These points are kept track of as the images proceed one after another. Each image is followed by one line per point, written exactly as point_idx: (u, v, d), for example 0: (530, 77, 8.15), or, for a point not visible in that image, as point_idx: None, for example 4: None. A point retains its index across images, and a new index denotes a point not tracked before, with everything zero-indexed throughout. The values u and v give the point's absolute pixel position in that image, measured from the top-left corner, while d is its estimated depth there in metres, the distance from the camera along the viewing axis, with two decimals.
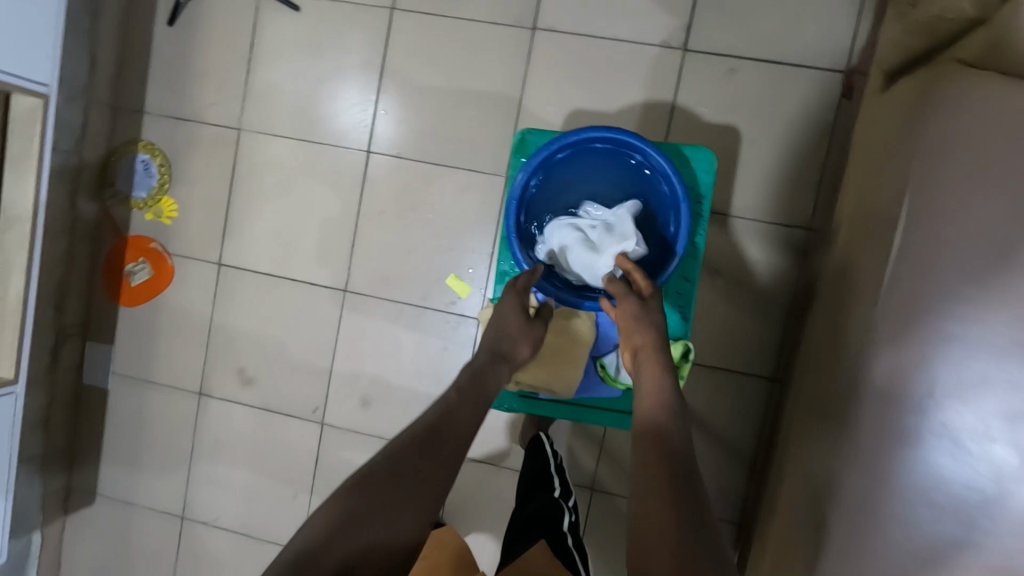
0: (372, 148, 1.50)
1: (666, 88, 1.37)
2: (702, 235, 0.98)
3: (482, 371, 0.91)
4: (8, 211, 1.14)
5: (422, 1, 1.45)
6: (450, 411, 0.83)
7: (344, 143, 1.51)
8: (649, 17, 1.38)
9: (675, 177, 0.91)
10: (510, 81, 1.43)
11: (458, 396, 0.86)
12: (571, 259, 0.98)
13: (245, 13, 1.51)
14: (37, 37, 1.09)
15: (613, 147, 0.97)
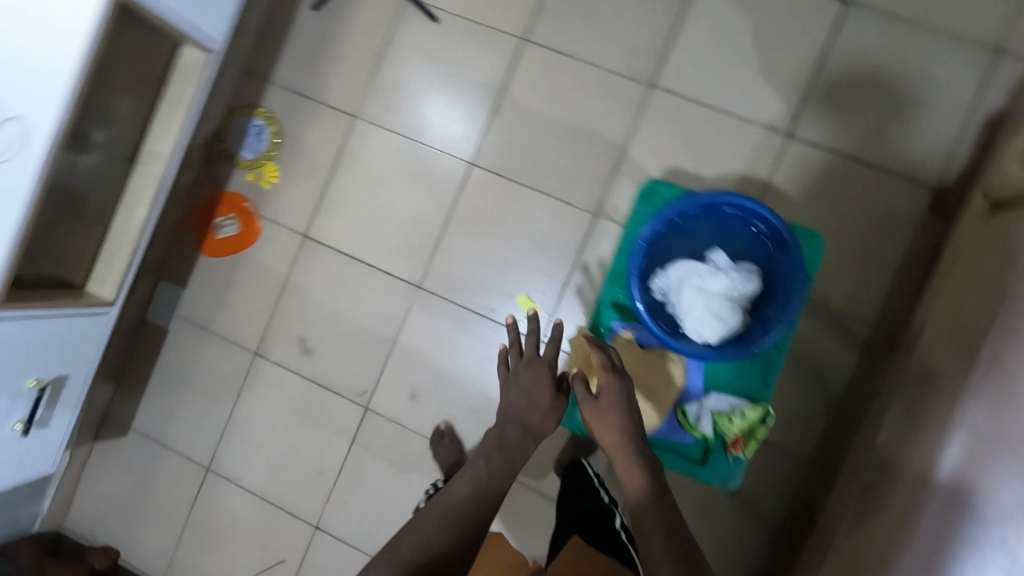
0: (474, 161, 1.58)
1: (763, 168, 1.46)
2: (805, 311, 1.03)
3: (509, 445, 1.12)
4: (149, 147, 1.22)
5: (553, 39, 1.55)
6: (475, 492, 1.02)
7: (449, 150, 1.59)
8: (762, 99, 1.47)
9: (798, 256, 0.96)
10: (620, 129, 1.52)
11: (485, 472, 1.06)
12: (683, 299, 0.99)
13: (387, 14, 1.62)
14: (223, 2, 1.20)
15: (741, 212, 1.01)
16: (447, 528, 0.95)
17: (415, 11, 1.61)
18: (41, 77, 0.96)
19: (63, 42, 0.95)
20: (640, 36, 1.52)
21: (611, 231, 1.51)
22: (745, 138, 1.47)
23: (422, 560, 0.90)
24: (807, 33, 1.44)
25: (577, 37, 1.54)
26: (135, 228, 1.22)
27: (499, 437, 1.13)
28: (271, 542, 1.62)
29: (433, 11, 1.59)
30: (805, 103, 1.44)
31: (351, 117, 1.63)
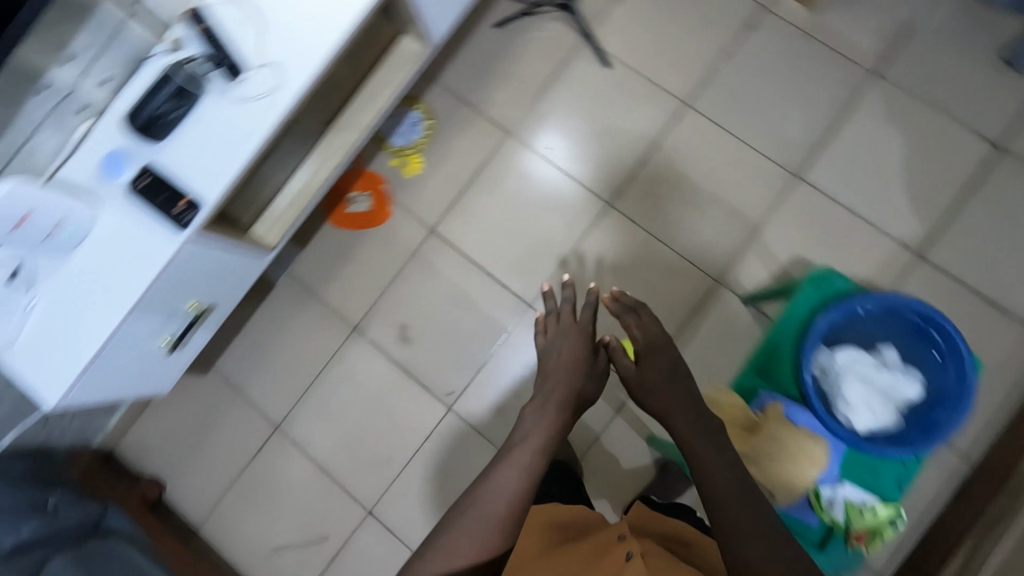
0: (553, 167, 1.68)
1: (888, 279, 1.52)
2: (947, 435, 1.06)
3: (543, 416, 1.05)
4: (347, 115, 1.28)
5: (714, 111, 1.64)
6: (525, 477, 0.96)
7: (536, 153, 1.69)
8: (899, 215, 1.54)
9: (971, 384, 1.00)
10: (758, 208, 1.59)
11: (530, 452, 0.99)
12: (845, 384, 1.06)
13: (563, 49, 1.71)
14: (453, 6, 1.29)
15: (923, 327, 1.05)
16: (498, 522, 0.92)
17: (590, 54, 1.70)
18: (306, 35, 1.00)
19: (336, 9, 1.00)
20: (797, 129, 1.61)
21: (728, 299, 1.56)
22: (877, 246, 1.53)
23: (481, 555, 0.90)
24: (949, 167, 1.55)
25: (737, 116, 1.63)
26: (313, 186, 1.27)
27: (536, 405, 1.07)
28: (321, 515, 1.62)
29: (607, 57, 1.69)
30: (939, 230, 1.52)
31: (504, 132, 1.71)
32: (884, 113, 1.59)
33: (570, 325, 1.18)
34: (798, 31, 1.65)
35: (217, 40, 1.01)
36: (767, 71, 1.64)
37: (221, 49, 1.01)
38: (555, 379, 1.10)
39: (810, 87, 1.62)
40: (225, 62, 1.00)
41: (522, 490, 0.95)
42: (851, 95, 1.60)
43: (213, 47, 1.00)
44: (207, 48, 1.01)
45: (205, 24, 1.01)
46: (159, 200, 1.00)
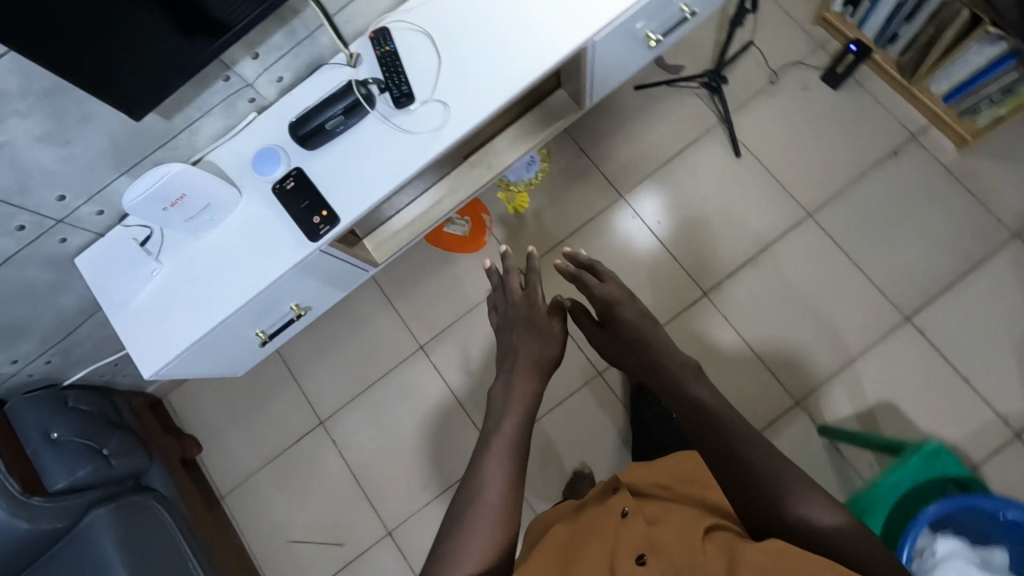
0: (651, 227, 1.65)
1: (979, 449, 1.43)
2: None
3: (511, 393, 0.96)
4: (485, 155, 1.28)
5: (836, 229, 1.58)
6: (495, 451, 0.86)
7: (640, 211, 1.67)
8: (1007, 388, 1.46)
9: None
10: (859, 339, 1.52)
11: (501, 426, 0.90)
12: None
13: (698, 126, 1.68)
14: (617, 75, 1.27)
15: None
16: (488, 530, 0.79)
17: (724, 140, 1.66)
18: (484, 82, 1.01)
19: (520, 64, 1.01)
20: (919, 271, 1.54)
21: (804, 422, 1.50)
22: (975, 413, 1.45)
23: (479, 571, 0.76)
24: None
25: (860, 240, 1.57)
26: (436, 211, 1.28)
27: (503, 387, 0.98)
28: (342, 521, 1.62)
29: (740, 147, 1.65)
30: None
31: (617, 193, 1.68)
32: (1016, 278, 1.51)
33: (522, 298, 1.12)
34: (945, 171, 1.58)
35: (394, 66, 1.02)
36: (901, 202, 1.58)
37: (396, 75, 1.01)
38: (526, 366, 1.02)
39: (943, 231, 1.55)
40: (398, 89, 1.00)
41: (510, 474, 0.84)
42: (985, 251, 1.53)
43: (389, 72, 1.01)
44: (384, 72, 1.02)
45: (387, 47, 1.02)
46: (301, 207, 1.00)
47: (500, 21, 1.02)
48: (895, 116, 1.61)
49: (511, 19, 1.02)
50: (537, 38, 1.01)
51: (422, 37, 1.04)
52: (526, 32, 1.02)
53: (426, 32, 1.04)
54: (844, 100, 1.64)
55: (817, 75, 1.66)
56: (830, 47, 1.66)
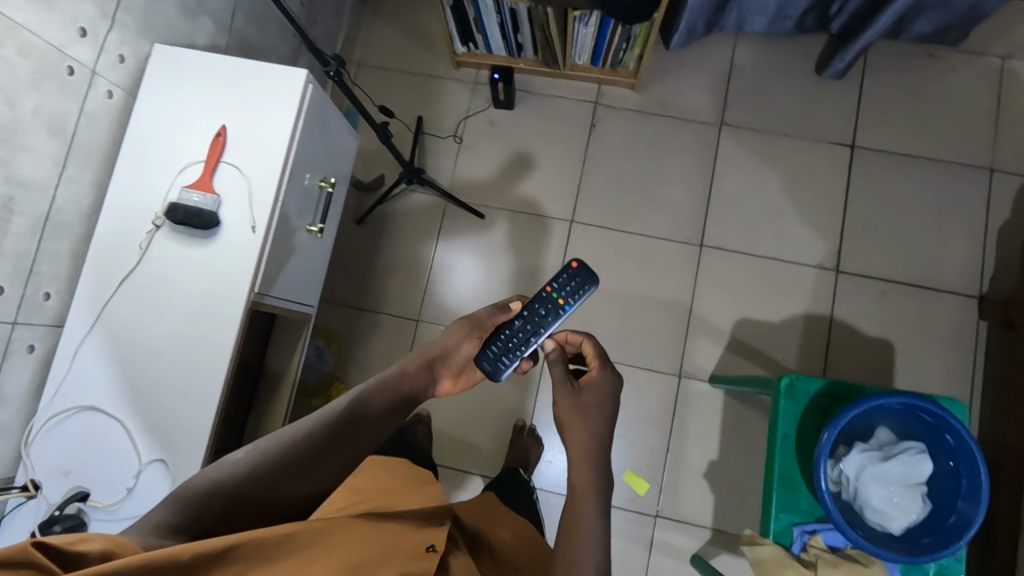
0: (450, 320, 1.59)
1: (824, 302, 1.56)
2: (965, 480, 0.93)
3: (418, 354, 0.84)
4: (266, 424, 1.12)
5: (601, 216, 1.63)
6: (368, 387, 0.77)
7: (441, 317, 1.60)
8: (808, 244, 1.59)
9: (968, 434, 0.91)
10: (683, 289, 1.59)
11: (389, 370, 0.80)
12: (867, 487, 0.95)
13: (433, 215, 1.65)
14: (314, 277, 1.17)
15: (906, 406, 0.97)
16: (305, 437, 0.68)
17: (462, 211, 1.65)
18: (184, 413, 0.89)
19: (207, 371, 0.90)
20: (679, 201, 1.63)
21: (697, 388, 1.54)
22: (800, 280, 1.58)
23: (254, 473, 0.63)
24: (824, 181, 1.63)
25: (626, 209, 1.64)
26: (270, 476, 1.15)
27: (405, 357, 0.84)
28: None
29: (477, 208, 1.64)
30: (842, 241, 1.59)
31: (413, 320, 1.61)
32: (748, 157, 1.65)
33: (470, 327, 0.91)
34: (641, 113, 1.68)
35: (519, 339, 0.95)
36: (628, 159, 1.66)
37: (513, 330, 0.95)
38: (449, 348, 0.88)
39: (672, 159, 1.66)
40: (487, 364, 0.91)
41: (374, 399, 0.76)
42: (712, 151, 1.66)
43: (521, 317, 0.96)
44: (518, 309, 0.98)
45: (565, 297, 0.99)
46: None
47: (156, 344, 0.90)
48: (571, 97, 1.69)
49: (166, 336, 0.90)
50: (203, 332, 0.91)
51: (86, 412, 0.89)
52: (190, 336, 0.91)
53: (83, 406, 0.89)
54: (526, 112, 1.68)
55: (491, 109, 1.69)
56: (482, 79, 1.70)
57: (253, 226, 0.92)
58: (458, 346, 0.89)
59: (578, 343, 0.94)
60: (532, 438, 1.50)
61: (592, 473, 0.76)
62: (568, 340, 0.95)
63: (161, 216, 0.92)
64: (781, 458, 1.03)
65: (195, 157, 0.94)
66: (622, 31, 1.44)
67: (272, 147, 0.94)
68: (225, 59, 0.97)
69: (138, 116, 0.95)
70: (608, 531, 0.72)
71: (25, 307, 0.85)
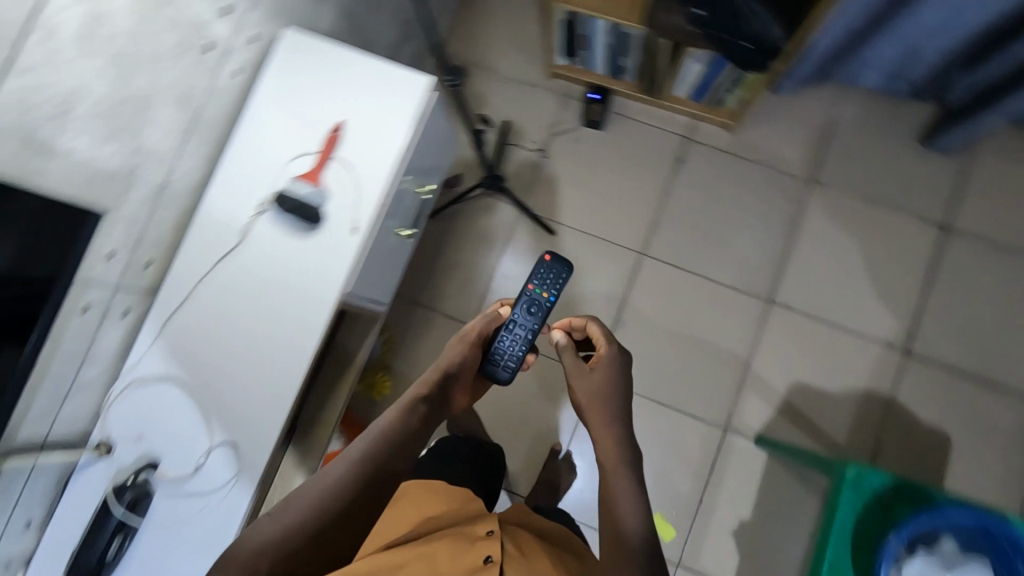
0: None
1: (887, 381, 1.52)
2: None
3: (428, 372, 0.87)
4: (324, 416, 1.13)
5: (672, 254, 1.60)
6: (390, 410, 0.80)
7: None
8: (880, 318, 1.55)
9: None
10: (743, 342, 1.55)
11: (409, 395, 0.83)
12: None
13: (503, 223, 1.64)
14: (391, 278, 1.17)
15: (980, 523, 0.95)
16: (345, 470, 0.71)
17: (533, 224, 1.63)
18: (259, 401, 0.90)
19: (288, 364, 0.90)
20: (755, 252, 1.59)
21: (741, 444, 1.51)
22: (865, 354, 1.53)
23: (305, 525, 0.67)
24: (909, 257, 1.57)
25: (699, 250, 1.60)
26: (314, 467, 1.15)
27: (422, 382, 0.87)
28: None
29: (549, 224, 1.62)
30: (916, 321, 1.54)
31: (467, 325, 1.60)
32: (833, 219, 1.60)
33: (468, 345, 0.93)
34: (730, 156, 1.64)
35: (517, 339, 1.01)
36: (710, 200, 1.62)
37: (513, 333, 1.01)
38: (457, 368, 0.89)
39: (754, 208, 1.61)
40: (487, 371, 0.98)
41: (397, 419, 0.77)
42: (797, 207, 1.61)
43: (514, 317, 1.02)
44: (508, 312, 1.03)
45: (548, 291, 1.04)
46: None
47: (242, 328, 0.91)
48: (663, 127, 1.65)
49: (253, 322, 0.91)
50: (289, 324, 0.91)
51: (165, 383, 0.90)
52: (276, 326, 0.91)
53: (164, 376, 0.90)
54: (614, 135, 1.65)
55: (580, 126, 1.66)
56: (575, 94, 1.67)
57: (353, 227, 0.92)
58: (462, 360, 0.91)
59: (580, 330, 1.00)
60: (567, 465, 1.50)
61: (617, 457, 0.79)
62: (573, 324, 1.01)
63: (266, 202, 0.92)
64: (832, 547, 1.01)
65: (308, 149, 0.94)
66: (733, 74, 1.39)
67: (386, 150, 0.93)
68: (351, 53, 0.96)
69: (259, 97, 0.94)
70: (642, 502, 0.74)
71: (127, 274, 0.86)
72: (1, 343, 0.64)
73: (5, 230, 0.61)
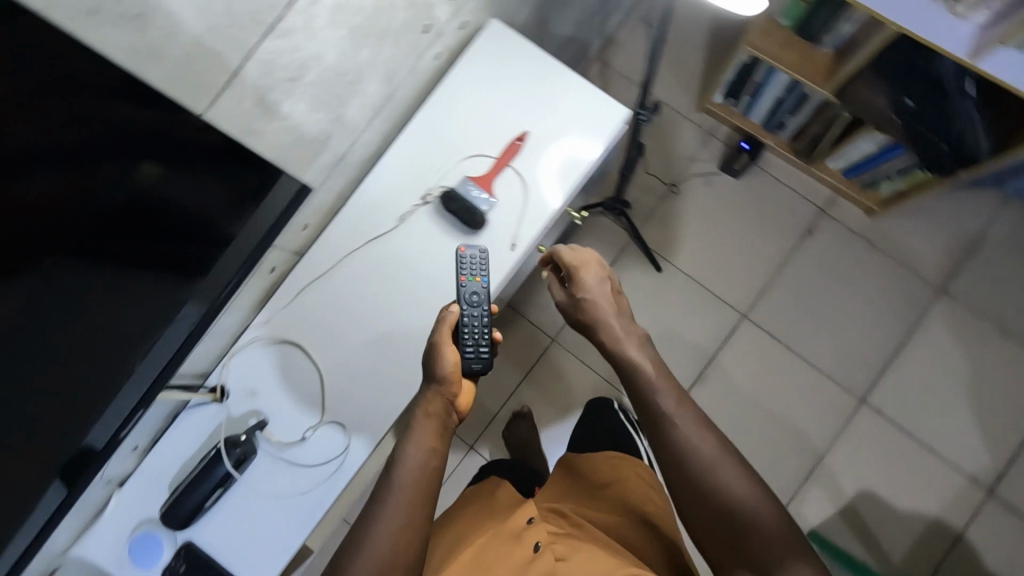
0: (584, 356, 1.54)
1: (960, 515, 1.45)
2: None
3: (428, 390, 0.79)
4: None
5: (775, 325, 1.54)
6: (402, 440, 0.76)
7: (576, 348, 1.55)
8: (971, 450, 1.47)
9: None
10: (823, 434, 1.50)
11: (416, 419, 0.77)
12: None
13: (612, 245, 1.58)
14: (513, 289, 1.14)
15: None
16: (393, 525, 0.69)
17: (641, 255, 1.57)
18: (377, 389, 0.89)
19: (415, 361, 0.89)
20: (859, 346, 1.52)
21: None
22: (946, 481, 1.46)
23: None
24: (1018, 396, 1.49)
25: (802, 329, 1.54)
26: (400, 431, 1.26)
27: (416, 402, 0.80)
28: None
29: (658, 260, 1.57)
30: (1007, 464, 1.46)
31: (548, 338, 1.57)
32: (951, 336, 1.52)
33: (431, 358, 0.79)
34: (861, 241, 1.56)
35: (478, 330, 0.81)
36: (829, 281, 1.55)
37: (469, 329, 0.81)
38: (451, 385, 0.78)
39: (873, 300, 1.54)
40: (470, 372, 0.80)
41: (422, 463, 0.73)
42: (917, 312, 1.53)
43: (465, 312, 0.82)
44: (459, 308, 0.82)
45: (479, 274, 0.82)
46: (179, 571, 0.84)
47: (378, 312, 0.90)
48: (801, 193, 1.57)
49: (390, 310, 0.90)
50: (425, 322, 0.89)
51: (291, 347, 0.90)
52: (411, 321, 0.90)
53: (291, 339, 0.90)
54: (748, 187, 1.58)
55: (716, 169, 1.59)
56: (720, 134, 1.60)
57: (512, 244, 0.89)
58: (448, 374, 0.77)
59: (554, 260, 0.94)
60: None
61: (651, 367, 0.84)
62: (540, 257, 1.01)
63: (433, 194, 0.90)
64: None
65: (486, 151, 0.91)
66: (905, 164, 1.31)
67: (565, 172, 0.90)
68: (554, 65, 0.93)
69: (449, 84, 0.91)
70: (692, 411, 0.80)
71: (286, 234, 0.84)
72: (210, 298, 0.62)
73: (238, 195, 0.59)
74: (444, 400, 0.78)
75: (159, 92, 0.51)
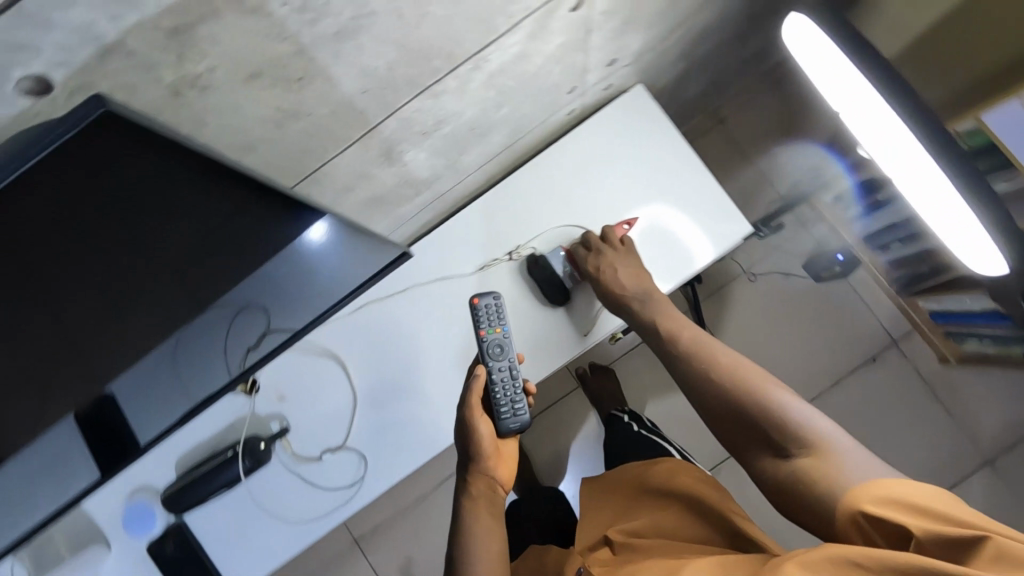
0: None
1: None
2: None
3: (470, 467, 0.77)
4: None
5: None
6: (462, 520, 0.74)
7: None
8: None
9: None
10: None
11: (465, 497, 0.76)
12: None
13: None
14: None
15: None
16: None
17: None
18: (405, 432, 0.85)
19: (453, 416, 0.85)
20: None
21: None
22: None
23: None
24: None
25: None
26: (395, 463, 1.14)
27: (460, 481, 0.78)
28: None
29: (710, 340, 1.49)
30: None
31: None
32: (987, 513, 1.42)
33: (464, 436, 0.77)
34: (925, 386, 1.46)
35: (506, 383, 0.77)
36: (878, 416, 1.45)
37: (498, 394, 0.76)
38: (487, 458, 0.76)
39: (919, 450, 1.44)
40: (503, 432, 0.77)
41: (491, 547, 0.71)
42: (959, 478, 1.43)
43: (494, 371, 0.77)
44: (486, 369, 0.77)
45: (499, 326, 0.78)
46: (165, 551, 0.82)
47: (429, 354, 0.86)
48: (878, 317, 1.48)
49: (442, 356, 0.86)
50: None
51: (333, 362, 0.86)
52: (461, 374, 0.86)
53: (335, 354, 0.87)
54: (824, 294, 1.50)
55: (798, 265, 1.50)
56: (816, 232, 1.50)
57: (587, 331, 0.84)
58: (483, 447, 0.76)
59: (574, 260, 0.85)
60: None
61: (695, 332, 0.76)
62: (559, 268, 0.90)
63: (521, 253, 0.85)
64: None
65: (589, 226, 0.86)
66: (1003, 334, 1.21)
67: (663, 272, 0.84)
68: (689, 154, 0.86)
69: (562, 147, 0.87)
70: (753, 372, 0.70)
71: None
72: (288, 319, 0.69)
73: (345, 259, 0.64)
74: (485, 476, 0.77)
75: (307, 140, 0.48)
